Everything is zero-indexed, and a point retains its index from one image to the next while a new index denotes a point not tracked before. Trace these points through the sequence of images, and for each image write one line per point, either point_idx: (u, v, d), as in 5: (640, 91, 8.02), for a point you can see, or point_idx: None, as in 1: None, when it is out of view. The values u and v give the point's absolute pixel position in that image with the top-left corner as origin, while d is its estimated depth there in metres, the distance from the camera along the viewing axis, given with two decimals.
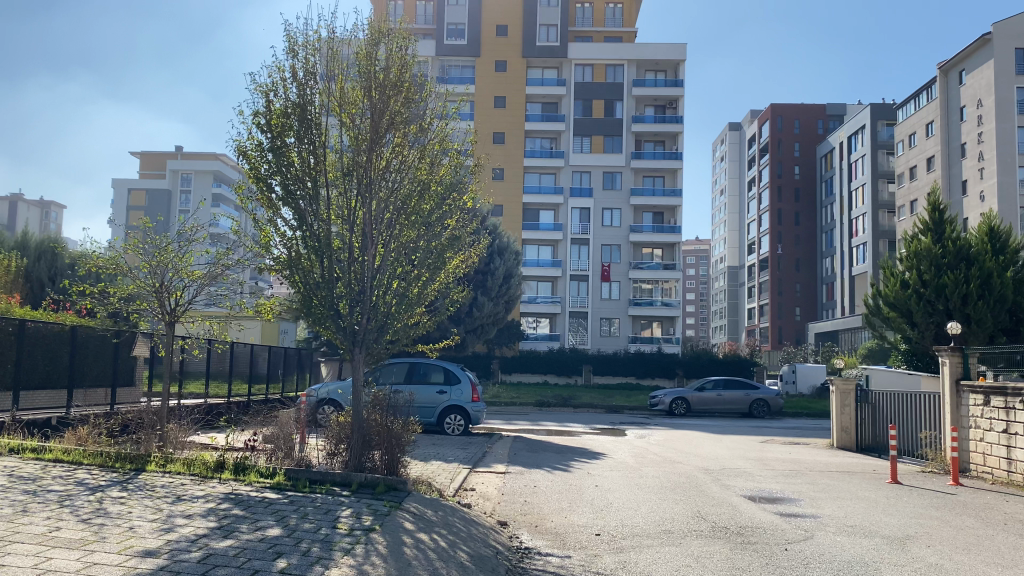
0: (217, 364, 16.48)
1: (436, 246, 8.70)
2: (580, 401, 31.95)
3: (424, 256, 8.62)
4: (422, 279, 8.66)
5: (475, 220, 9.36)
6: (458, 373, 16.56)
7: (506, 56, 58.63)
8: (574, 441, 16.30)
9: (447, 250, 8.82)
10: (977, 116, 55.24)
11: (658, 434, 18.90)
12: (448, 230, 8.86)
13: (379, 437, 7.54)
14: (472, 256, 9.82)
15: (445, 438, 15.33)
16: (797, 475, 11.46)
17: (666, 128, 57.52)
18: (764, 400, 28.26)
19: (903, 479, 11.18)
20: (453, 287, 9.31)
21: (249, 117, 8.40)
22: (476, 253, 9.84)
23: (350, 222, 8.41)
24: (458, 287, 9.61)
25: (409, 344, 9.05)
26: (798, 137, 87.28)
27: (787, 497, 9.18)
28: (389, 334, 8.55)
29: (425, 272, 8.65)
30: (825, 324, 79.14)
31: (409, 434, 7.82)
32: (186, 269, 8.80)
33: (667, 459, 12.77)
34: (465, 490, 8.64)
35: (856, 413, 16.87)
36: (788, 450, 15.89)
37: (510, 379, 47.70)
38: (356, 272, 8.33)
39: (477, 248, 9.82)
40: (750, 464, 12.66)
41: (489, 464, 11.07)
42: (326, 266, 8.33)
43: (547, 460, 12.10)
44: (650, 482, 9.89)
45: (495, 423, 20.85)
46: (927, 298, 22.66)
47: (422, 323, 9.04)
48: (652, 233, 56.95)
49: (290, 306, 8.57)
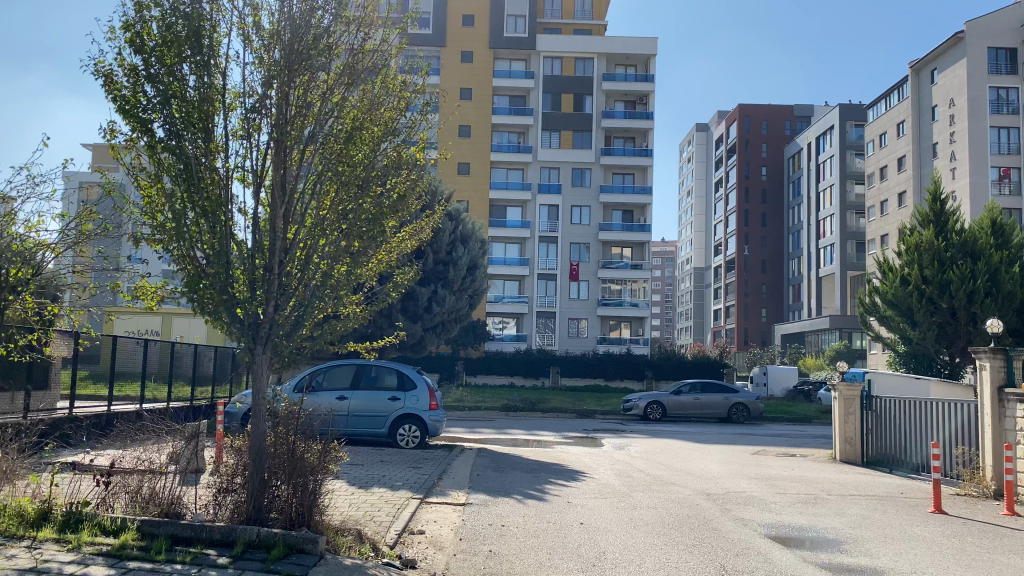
0: (126, 360, 13.58)
1: (373, 209, 6.50)
2: (548, 405, 29.97)
3: (357, 226, 6.43)
4: (354, 253, 6.49)
5: (430, 181, 7.15)
6: (414, 377, 14.42)
7: (473, 47, 56.49)
8: (546, 455, 14.22)
9: (390, 216, 6.63)
10: (949, 115, 54.37)
11: (638, 444, 16.90)
12: (393, 188, 6.68)
13: (288, 467, 5.51)
14: (427, 228, 7.62)
15: (396, 453, 13.16)
16: (818, 501, 9.51)
17: (637, 124, 55.86)
18: (745, 405, 26.52)
19: (945, 507, 9.26)
20: (398, 266, 7.08)
21: (119, 34, 6.20)
22: (430, 224, 7.65)
23: (257, 177, 6.28)
24: (405, 265, 7.41)
25: (337, 344, 6.84)
26: (765, 137, 86.30)
27: (826, 539, 7.22)
28: (308, 325, 6.33)
29: (362, 247, 6.46)
30: (792, 326, 78.33)
31: (327, 463, 5.74)
32: (25, 227, 6.51)
33: (662, 481, 10.75)
34: (410, 534, 6.61)
35: (861, 423, 15.13)
36: (789, 465, 13.96)
37: (475, 381, 45.59)
38: (265, 244, 6.20)
39: (431, 218, 7.61)
40: (756, 486, 10.70)
41: (445, 489, 8.97)
42: (225, 232, 6.18)
43: (517, 482, 10.01)
44: (648, 518, 7.87)
45: (456, 432, 18.70)
46: (930, 296, 21.82)
47: (358, 309, 6.85)
48: (621, 232, 55.23)
49: (172, 291, 6.36)
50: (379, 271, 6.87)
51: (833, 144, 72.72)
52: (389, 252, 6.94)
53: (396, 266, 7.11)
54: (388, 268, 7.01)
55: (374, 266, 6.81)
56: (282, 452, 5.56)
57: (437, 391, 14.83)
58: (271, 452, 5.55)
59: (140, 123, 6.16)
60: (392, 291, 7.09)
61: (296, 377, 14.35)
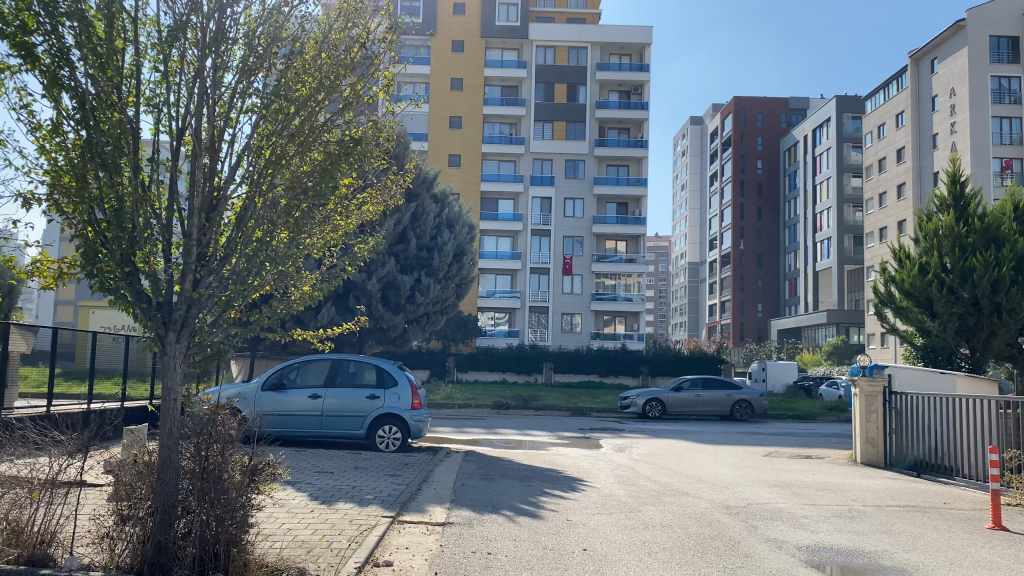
0: (71, 355, 12.09)
1: (325, 161, 5.20)
2: (542, 402, 28.64)
3: (307, 179, 5.14)
4: (299, 213, 5.20)
5: (393, 131, 5.88)
6: (395, 374, 13.08)
7: (463, 36, 54.97)
8: (540, 458, 12.92)
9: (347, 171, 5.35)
10: (950, 105, 53.20)
11: (641, 446, 15.60)
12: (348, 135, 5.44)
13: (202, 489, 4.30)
14: (393, 187, 6.35)
15: (374, 457, 11.87)
16: (857, 516, 8.22)
17: (631, 114, 54.52)
18: (748, 402, 25.30)
19: (1004, 522, 7.95)
20: (355, 237, 5.78)
21: None
22: (397, 184, 6.39)
23: (182, 120, 4.97)
24: (364, 237, 6.12)
25: (278, 335, 5.54)
26: (760, 130, 85.07)
27: (882, 568, 5.92)
28: (238, 306, 5.00)
29: (309, 206, 5.21)
30: (788, 321, 77.40)
31: (259, 484, 4.54)
32: None
33: (673, 491, 9.48)
34: (376, 567, 5.40)
35: (884, 422, 13.85)
36: (807, 469, 12.68)
37: (467, 377, 44.45)
38: (188, 204, 4.88)
39: (393, 180, 6.33)
40: (780, 496, 9.41)
41: (423, 505, 7.69)
42: (138, 188, 4.80)
43: (507, 493, 8.72)
44: (662, 541, 6.56)
45: (443, 433, 17.41)
46: (949, 286, 21.12)
47: (307, 282, 5.58)
48: (615, 225, 53.99)
49: (69, 265, 5.01)
50: (336, 237, 5.59)
51: (829, 136, 71.64)
52: (348, 216, 5.67)
53: (357, 231, 5.82)
54: (348, 232, 5.71)
55: (326, 231, 5.53)
56: (195, 470, 4.33)
57: (421, 388, 13.50)
58: (180, 471, 4.34)
59: (19, 41, 4.65)
60: (351, 264, 5.80)
61: (264, 375, 13.06)
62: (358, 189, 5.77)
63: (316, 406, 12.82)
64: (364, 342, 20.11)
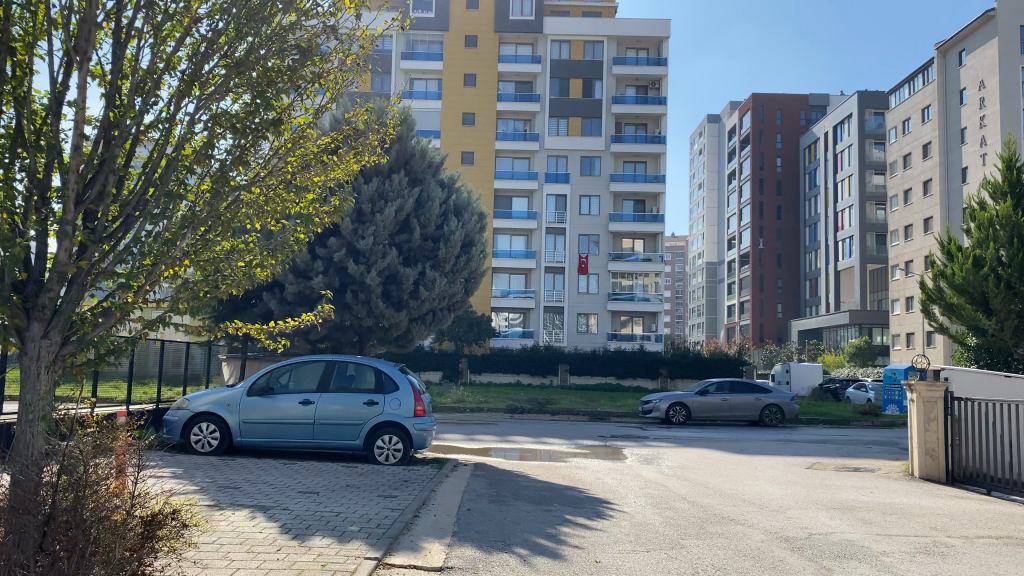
0: None
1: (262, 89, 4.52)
2: (559, 406, 27.23)
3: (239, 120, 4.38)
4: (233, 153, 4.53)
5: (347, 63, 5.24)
6: (397, 377, 11.68)
7: (477, 31, 53.70)
8: (559, 473, 11.50)
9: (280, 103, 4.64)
10: (979, 98, 51.35)
11: (669, 457, 14.12)
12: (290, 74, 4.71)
13: (52, 549, 3.39)
14: (348, 150, 5.63)
15: (371, 472, 10.46)
16: (947, 554, 6.71)
17: (649, 109, 52.87)
18: (777, 406, 23.69)
19: None
20: (312, 186, 5.07)
21: None
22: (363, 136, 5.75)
23: (76, 42, 3.96)
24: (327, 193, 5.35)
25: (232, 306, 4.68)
26: (779, 128, 83.17)
27: None
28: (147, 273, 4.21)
29: (235, 157, 4.44)
30: (808, 321, 75.72)
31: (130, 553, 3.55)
32: None
33: (717, 517, 8.04)
34: None
35: (945, 432, 12.26)
36: (860, 486, 11.13)
37: (481, 380, 43.21)
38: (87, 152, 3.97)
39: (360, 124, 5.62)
40: (844, 524, 7.93)
41: (419, 543, 6.24)
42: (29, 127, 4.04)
43: (523, 523, 7.26)
44: None
45: (450, 441, 16.01)
46: (1007, 282, 20.58)
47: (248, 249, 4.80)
48: (632, 223, 52.38)
49: None
50: (276, 195, 4.83)
51: (851, 133, 69.79)
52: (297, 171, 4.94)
53: (314, 183, 5.14)
54: (305, 182, 5.05)
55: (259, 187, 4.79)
56: (42, 512, 3.39)
57: (427, 394, 12.07)
58: (28, 507, 3.39)
59: None
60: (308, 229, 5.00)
61: (252, 378, 11.73)
62: (309, 142, 4.97)
63: (308, 414, 11.47)
64: (365, 342, 18.64)
